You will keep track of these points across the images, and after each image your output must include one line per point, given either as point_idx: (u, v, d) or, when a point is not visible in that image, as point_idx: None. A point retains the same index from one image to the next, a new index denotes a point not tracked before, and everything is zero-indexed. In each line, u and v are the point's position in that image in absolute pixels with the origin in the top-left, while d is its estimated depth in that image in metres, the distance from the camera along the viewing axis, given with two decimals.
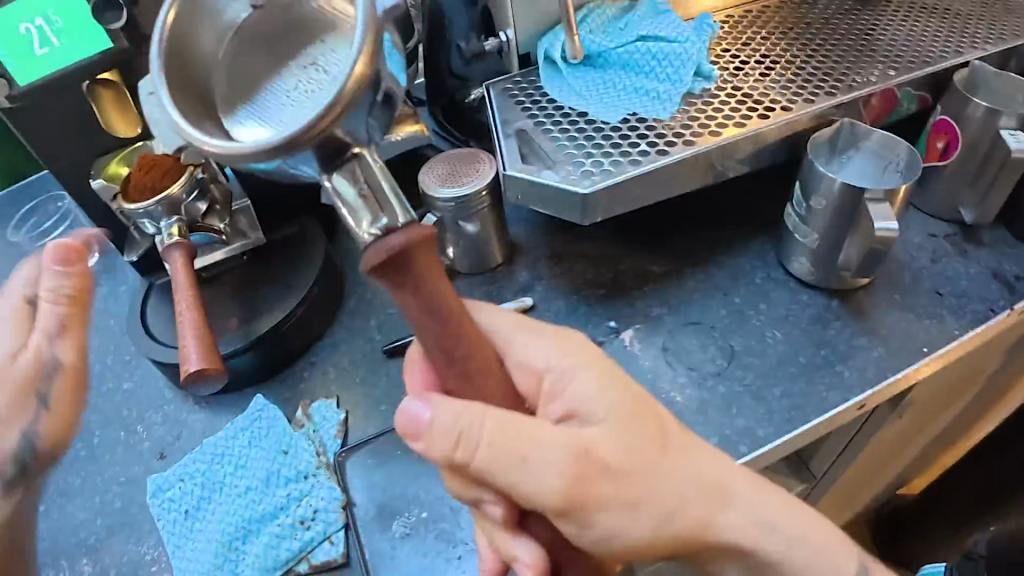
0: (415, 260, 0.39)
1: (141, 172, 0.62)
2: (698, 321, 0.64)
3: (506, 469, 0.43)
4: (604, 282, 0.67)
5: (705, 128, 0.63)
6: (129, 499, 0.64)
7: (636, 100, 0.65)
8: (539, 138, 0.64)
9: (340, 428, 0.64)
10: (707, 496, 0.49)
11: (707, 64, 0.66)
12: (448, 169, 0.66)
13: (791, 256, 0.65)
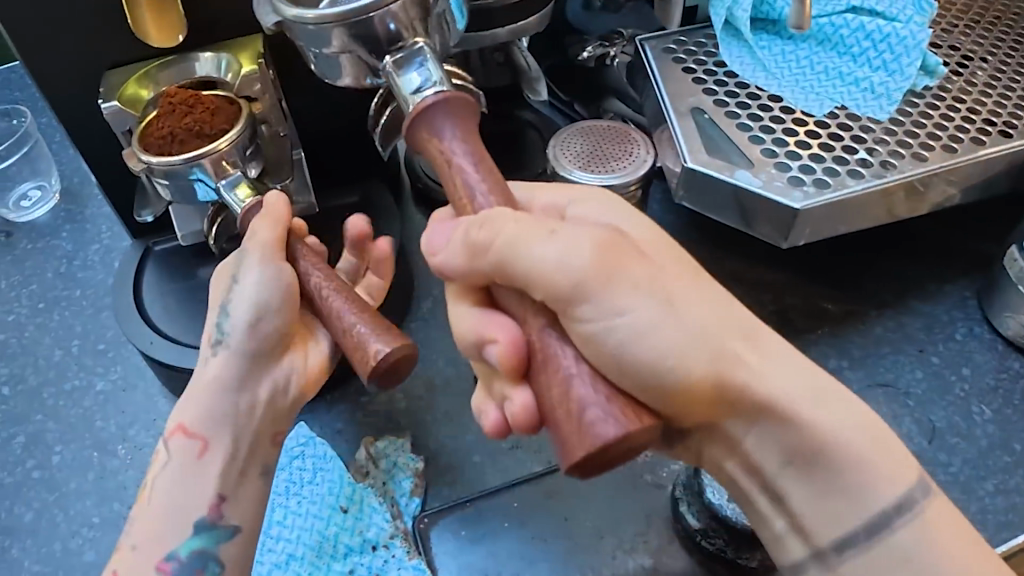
0: (455, 107, 0.35)
1: (173, 111, 0.43)
2: (888, 384, 0.50)
3: (526, 240, 0.30)
4: (766, 317, 0.53)
5: (934, 139, 0.49)
6: (105, 551, 0.46)
7: (841, 90, 0.51)
8: (725, 123, 0.49)
9: (418, 481, 0.46)
10: (746, 338, 0.32)
11: (933, 56, 0.52)
12: (590, 147, 0.50)
13: (1007, 312, 0.50)
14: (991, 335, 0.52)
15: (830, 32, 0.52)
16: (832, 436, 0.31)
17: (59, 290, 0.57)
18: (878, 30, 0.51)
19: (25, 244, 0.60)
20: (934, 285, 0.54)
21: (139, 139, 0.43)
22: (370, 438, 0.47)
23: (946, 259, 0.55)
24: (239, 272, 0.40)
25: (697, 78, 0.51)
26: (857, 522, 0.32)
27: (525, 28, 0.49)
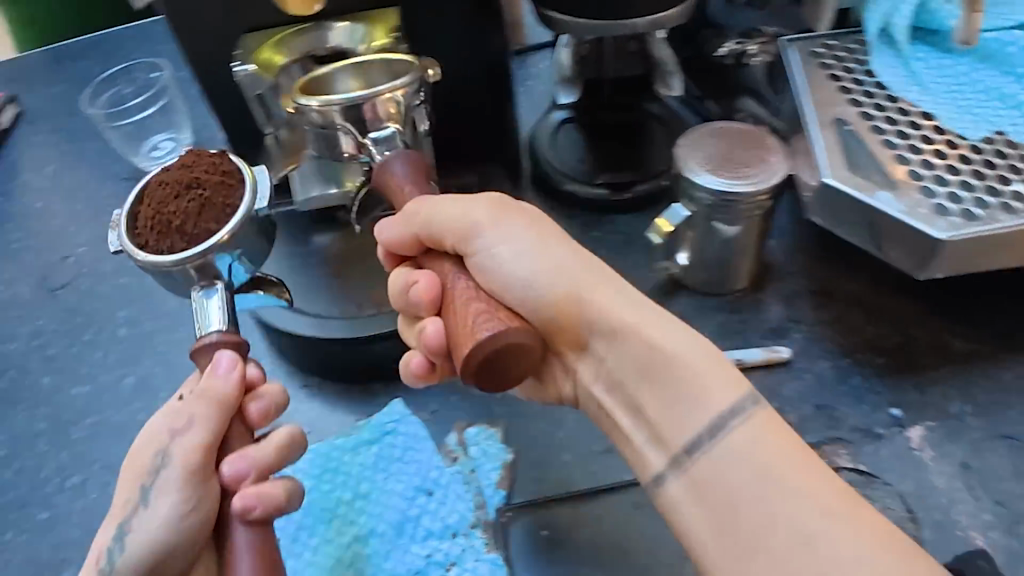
0: (415, 169, 0.42)
1: (165, 193, 0.41)
2: (1015, 437, 0.47)
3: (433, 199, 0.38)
4: (886, 347, 0.49)
5: None
6: None
7: (1004, 112, 0.47)
8: (868, 139, 0.46)
9: (505, 475, 0.45)
10: (614, 282, 0.37)
11: None
12: (724, 149, 0.48)
13: None
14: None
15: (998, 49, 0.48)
16: (667, 346, 0.34)
17: None
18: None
19: None
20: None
21: (132, 217, 0.42)
22: (463, 424, 0.48)
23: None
24: (150, 491, 0.38)
25: (842, 86, 0.48)
26: (698, 428, 0.33)
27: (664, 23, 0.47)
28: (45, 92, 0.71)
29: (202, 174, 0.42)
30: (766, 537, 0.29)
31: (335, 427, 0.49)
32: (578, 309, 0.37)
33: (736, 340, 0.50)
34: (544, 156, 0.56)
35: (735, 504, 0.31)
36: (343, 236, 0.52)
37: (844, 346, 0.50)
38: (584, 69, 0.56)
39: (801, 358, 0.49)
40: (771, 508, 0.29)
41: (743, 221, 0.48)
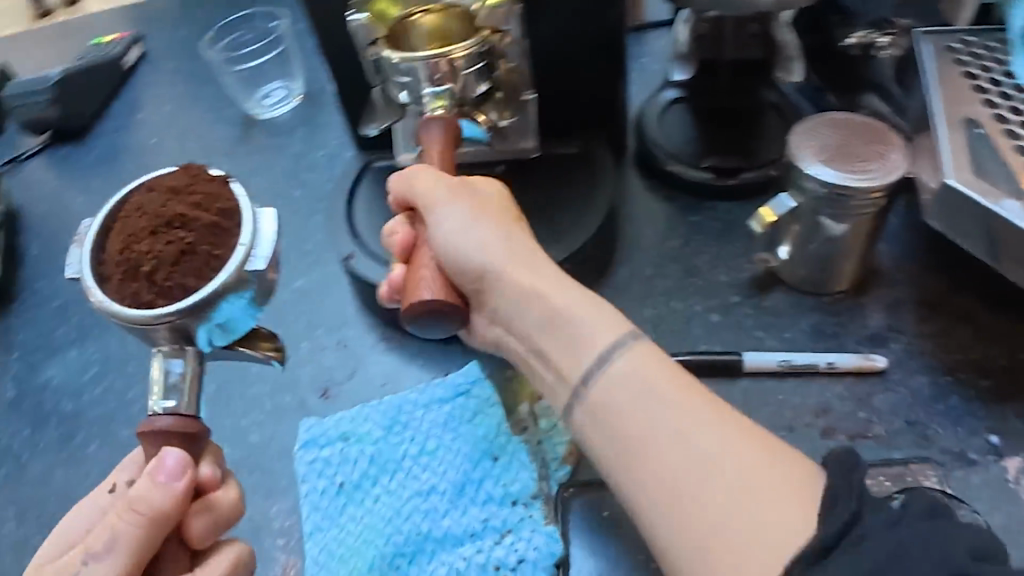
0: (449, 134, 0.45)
1: (143, 226, 0.36)
2: None
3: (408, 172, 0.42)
4: (992, 370, 0.46)
5: None
6: (269, 436, 0.49)
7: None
8: (1001, 141, 0.42)
9: (573, 450, 0.44)
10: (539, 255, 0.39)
11: None
12: (841, 140, 0.45)
13: None
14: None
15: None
16: (574, 317, 0.35)
17: (280, 185, 0.61)
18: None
19: (261, 139, 0.64)
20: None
21: (100, 244, 0.36)
22: (535, 395, 0.47)
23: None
24: None
25: (978, 85, 0.45)
26: (591, 357, 0.34)
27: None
28: (173, 34, 0.74)
29: (192, 210, 0.37)
30: (654, 460, 0.30)
31: (412, 381, 0.49)
32: (492, 284, 0.38)
33: (829, 344, 0.47)
34: (650, 135, 0.55)
35: (626, 430, 0.31)
36: None
37: (945, 363, 0.47)
38: (701, 47, 0.53)
39: (898, 371, 0.46)
40: (661, 432, 0.30)
41: (852, 219, 0.46)
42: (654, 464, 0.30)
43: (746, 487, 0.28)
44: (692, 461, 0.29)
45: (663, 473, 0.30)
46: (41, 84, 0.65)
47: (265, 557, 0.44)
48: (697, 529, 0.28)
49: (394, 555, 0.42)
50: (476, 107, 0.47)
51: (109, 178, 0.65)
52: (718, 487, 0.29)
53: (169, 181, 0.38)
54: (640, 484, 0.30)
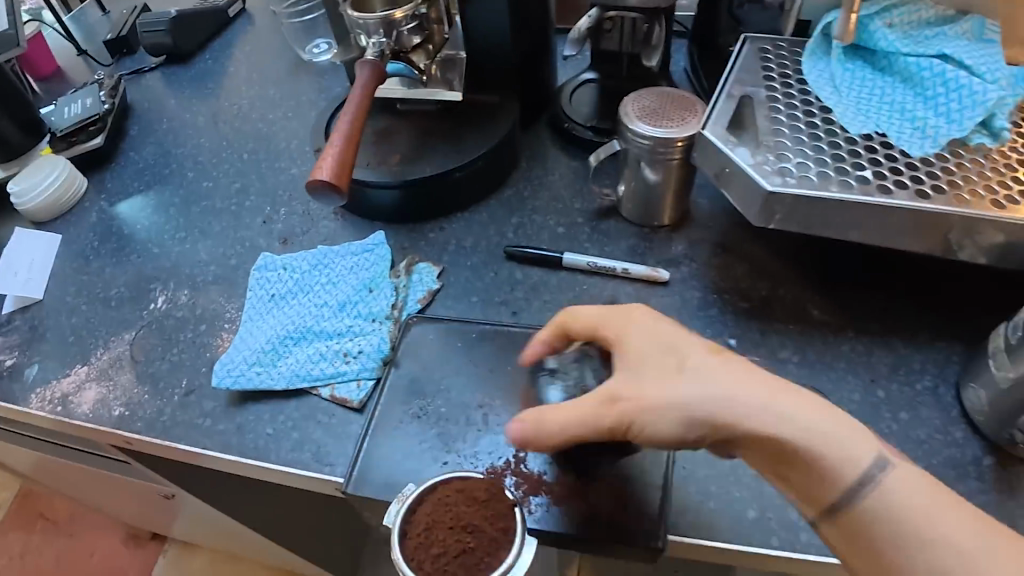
0: (375, 78, 0.63)
1: (445, 518, 0.43)
2: (820, 390, 0.58)
3: (661, 372, 0.44)
4: (752, 298, 0.62)
5: (953, 188, 0.54)
6: (243, 262, 0.70)
7: (893, 120, 0.57)
8: (760, 112, 0.58)
9: (426, 295, 0.62)
10: (769, 387, 0.42)
11: (1002, 120, 0.57)
12: (655, 106, 0.61)
13: (972, 383, 0.56)
14: (953, 400, 0.58)
15: (911, 71, 0.59)
16: (799, 415, 0.41)
17: (305, 108, 0.84)
18: (955, 80, 0.57)
19: (306, 78, 0.88)
20: (927, 337, 0.61)
21: (414, 510, 0.43)
22: (414, 259, 0.66)
23: (940, 325, 0.61)
24: None
25: (768, 75, 0.61)
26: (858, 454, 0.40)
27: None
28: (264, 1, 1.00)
29: (484, 523, 0.43)
30: (710, 367, 0.44)
31: (343, 239, 0.69)
32: (755, 415, 0.41)
33: (636, 261, 0.65)
34: (566, 103, 0.74)
35: (670, 341, 0.46)
36: (393, 117, 0.72)
37: (721, 287, 0.63)
38: (606, 40, 0.72)
39: (680, 285, 0.63)
40: (706, 350, 0.45)
41: (661, 165, 0.62)
42: (712, 382, 0.43)
43: (799, 396, 0.42)
44: (776, 396, 0.42)
45: (725, 385, 0.42)
46: (164, 18, 0.91)
47: (215, 332, 0.65)
48: (761, 419, 0.41)
49: (284, 338, 0.60)
50: (411, 51, 0.66)
51: (197, 90, 0.89)
52: (826, 430, 0.41)
53: (474, 486, 0.44)
54: (690, 381, 0.43)
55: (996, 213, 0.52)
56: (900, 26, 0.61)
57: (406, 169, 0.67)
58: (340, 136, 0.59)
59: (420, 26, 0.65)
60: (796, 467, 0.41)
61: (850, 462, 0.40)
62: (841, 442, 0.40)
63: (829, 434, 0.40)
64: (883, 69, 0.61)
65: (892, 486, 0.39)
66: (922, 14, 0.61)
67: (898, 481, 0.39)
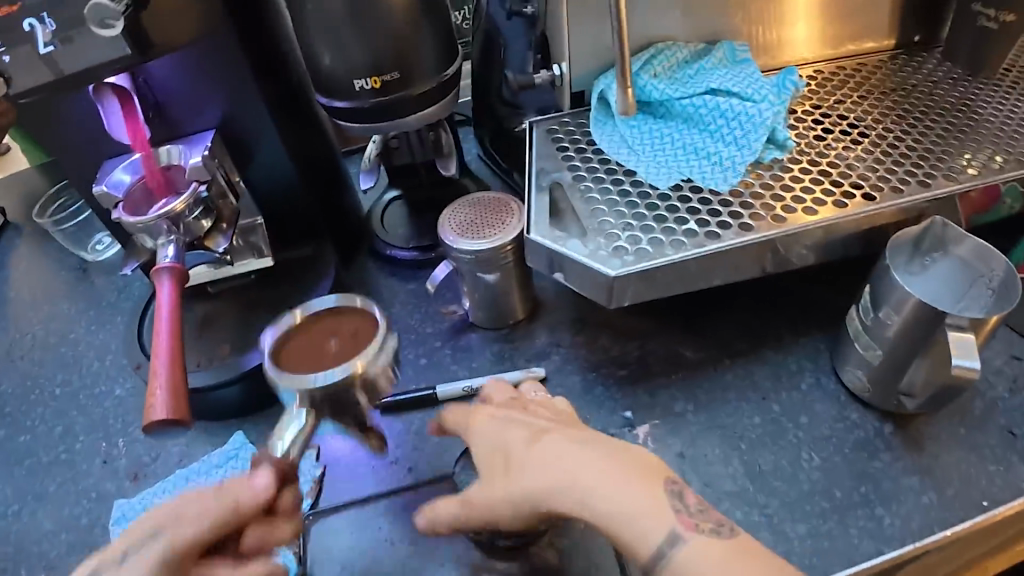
0: (182, 276, 0.59)
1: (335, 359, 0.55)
2: (726, 427, 0.58)
3: (494, 470, 0.48)
4: (628, 361, 0.62)
5: (769, 211, 0.57)
6: (94, 519, 0.61)
7: (693, 162, 0.60)
8: (574, 195, 0.58)
9: (314, 484, 0.58)
10: (566, 480, 0.43)
11: (783, 131, 0.61)
12: (472, 217, 0.61)
13: (848, 365, 0.59)
14: (836, 386, 0.60)
15: (690, 112, 0.62)
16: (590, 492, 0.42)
17: (98, 315, 0.75)
18: (731, 109, 0.61)
19: (90, 280, 0.79)
20: (791, 336, 0.63)
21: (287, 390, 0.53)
22: None
23: (796, 321, 0.63)
24: None
25: (566, 154, 0.62)
26: (658, 536, 0.40)
27: (438, 76, 0.62)
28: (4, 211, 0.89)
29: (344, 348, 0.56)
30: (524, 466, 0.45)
31: (200, 454, 0.63)
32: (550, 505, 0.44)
33: (507, 365, 0.63)
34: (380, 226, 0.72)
35: (494, 447, 0.48)
36: (209, 304, 0.67)
37: (594, 361, 0.62)
38: (397, 157, 0.69)
39: (558, 375, 0.62)
40: (522, 444, 0.47)
41: (499, 266, 0.61)
42: (504, 493, 0.46)
43: (609, 472, 0.43)
44: (585, 481, 0.43)
45: (520, 481, 0.45)
46: None
47: None
48: (537, 505, 0.45)
49: None
50: (205, 238, 0.62)
51: None
52: (603, 507, 0.42)
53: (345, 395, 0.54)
54: (518, 476, 0.46)
55: (811, 221, 0.56)
56: (665, 73, 0.63)
57: (240, 359, 0.62)
58: (161, 360, 0.55)
59: (208, 209, 0.61)
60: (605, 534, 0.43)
61: (644, 537, 0.41)
62: (640, 524, 0.41)
63: (600, 500, 0.42)
64: (664, 116, 0.63)
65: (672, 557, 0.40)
66: (679, 55, 0.64)
67: (693, 549, 0.39)
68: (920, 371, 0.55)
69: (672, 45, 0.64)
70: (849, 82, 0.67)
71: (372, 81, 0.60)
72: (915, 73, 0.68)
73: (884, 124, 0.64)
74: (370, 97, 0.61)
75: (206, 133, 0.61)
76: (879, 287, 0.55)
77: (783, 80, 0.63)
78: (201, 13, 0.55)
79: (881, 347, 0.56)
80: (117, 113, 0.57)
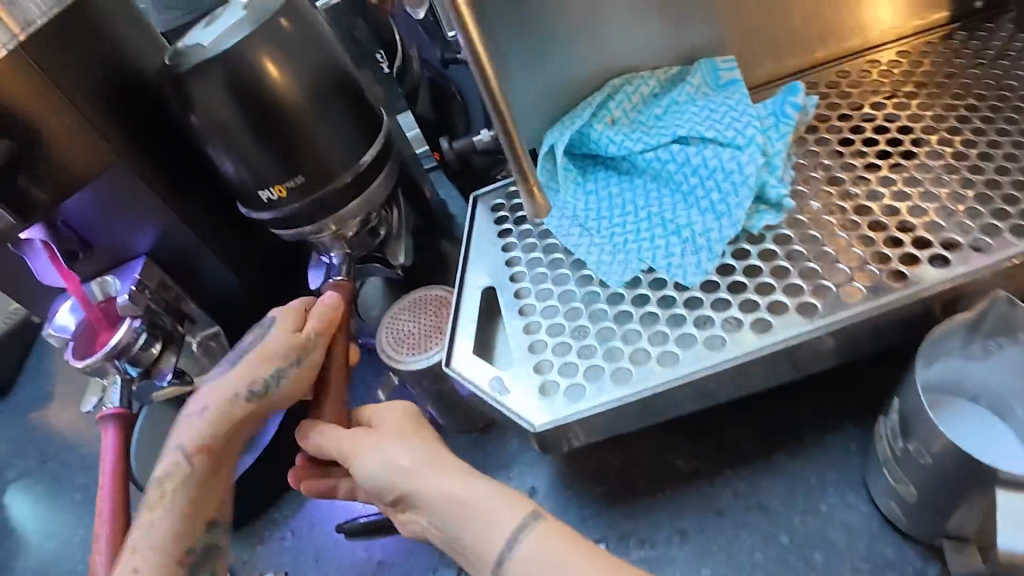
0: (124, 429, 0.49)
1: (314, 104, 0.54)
2: (720, 568, 0.47)
3: (367, 433, 0.45)
4: (608, 475, 0.52)
5: (749, 312, 0.45)
6: None
7: (659, 239, 0.48)
8: (507, 304, 0.48)
9: None
10: (439, 470, 0.42)
11: (775, 184, 0.48)
12: (404, 328, 0.50)
13: (879, 490, 0.46)
14: (867, 507, 0.47)
15: (656, 167, 0.50)
16: (464, 488, 0.40)
17: None
18: (705, 162, 0.49)
19: None
20: (812, 435, 0.50)
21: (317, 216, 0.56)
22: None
23: (821, 414, 0.51)
24: None
25: (506, 244, 0.51)
26: (511, 531, 0.38)
27: (353, 167, 0.52)
28: None
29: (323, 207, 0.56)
30: (402, 441, 0.44)
31: None
32: (416, 485, 0.41)
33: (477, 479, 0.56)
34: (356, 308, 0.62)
35: (387, 417, 0.46)
36: None
37: (568, 475, 0.53)
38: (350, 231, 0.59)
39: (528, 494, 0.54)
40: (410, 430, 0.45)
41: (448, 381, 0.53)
42: (374, 448, 0.43)
43: (479, 474, 0.41)
44: (460, 475, 0.41)
45: (392, 449, 0.43)
46: None
47: None
48: (397, 482, 0.42)
49: None
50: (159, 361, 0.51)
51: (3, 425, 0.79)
52: (471, 495, 0.40)
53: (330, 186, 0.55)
54: (395, 441, 0.44)
55: (808, 326, 0.43)
56: (626, 117, 0.52)
57: None
58: (103, 522, 0.46)
59: (156, 338, 0.51)
60: (459, 530, 0.40)
61: (499, 528, 0.39)
62: (488, 523, 0.39)
63: (466, 490, 0.40)
64: (629, 173, 0.51)
65: (523, 540, 0.38)
66: (643, 90, 0.52)
67: (544, 537, 0.38)
68: (967, 514, 0.41)
69: (635, 77, 0.52)
70: (882, 90, 0.53)
71: (275, 189, 0.50)
72: (976, 59, 0.52)
73: (926, 150, 0.49)
74: (283, 207, 0.51)
75: (133, 262, 0.52)
76: (906, 404, 0.42)
77: (781, 108, 0.50)
78: (97, 153, 0.47)
79: (912, 484, 0.42)
80: (44, 257, 0.48)
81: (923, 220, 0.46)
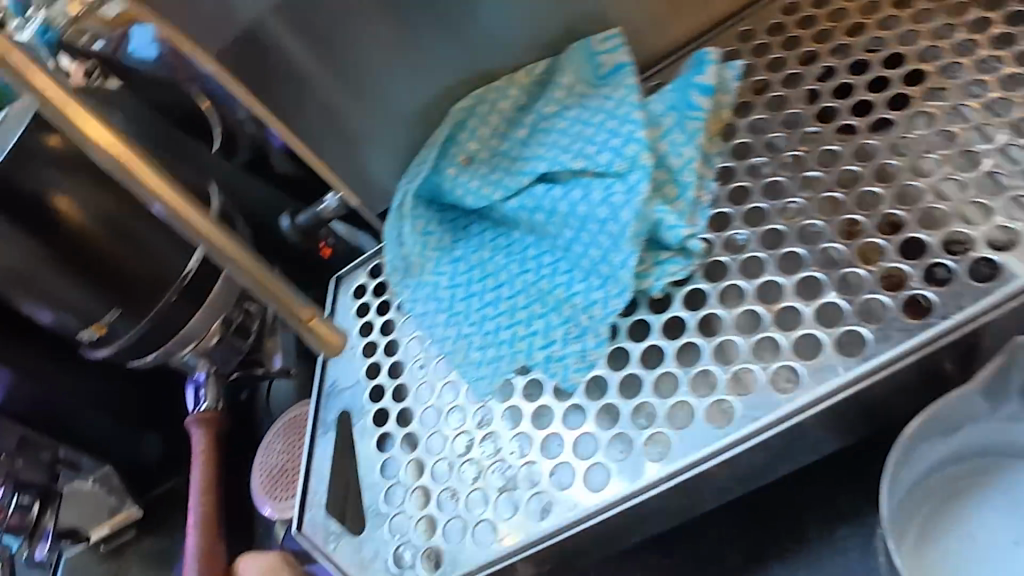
0: None
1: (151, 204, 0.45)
2: None
3: None
4: None
5: (645, 423, 0.32)
6: None
7: (537, 321, 0.35)
8: (365, 436, 0.38)
9: None
10: None
11: (674, 217, 0.34)
12: (278, 463, 0.43)
13: None
14: None
15: (524, 218, 0.37)
16: None
17: None
18: (581, 202, 0.35)
19: None
20: (803, 531, 0.38)
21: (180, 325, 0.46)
22: None
23: (821, 505, 0.38)
24: None
25: (369, 342, 0.40)
26: None
27: (175, 281, 0.43)
28: None
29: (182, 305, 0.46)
30: None
31: None
32: None
33: None
34: (262, 413, 0.52)
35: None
36: None
37: None
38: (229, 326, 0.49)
39: None
40: None
41: None
42: None
43: None
44: None
45: None
46: None
47: None
48: None
49: None
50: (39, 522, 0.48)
51: None
52: None
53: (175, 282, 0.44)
54: None
55: (717, 439, 0.31)
56: (486, 147, 0.39)
57: None
58: None
59: (32, 502, 0.47)
60: None
61: None
62: None
63: None
64: (501, 222, 0.39)
65: None
66: (502, 107, 0.39)
67: None
68: None
69: (490, 91, 0.39)
70: (841, 30, 0.38)
71: (94, 330, 0.42)
72: None
73: (903, 118, 0.34)
74: (113, 344, 0.43)
75: None
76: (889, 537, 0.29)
77: (682, 97, 0.37)
78: None
79: None
80: None
81: (894, 238, 0.32)
